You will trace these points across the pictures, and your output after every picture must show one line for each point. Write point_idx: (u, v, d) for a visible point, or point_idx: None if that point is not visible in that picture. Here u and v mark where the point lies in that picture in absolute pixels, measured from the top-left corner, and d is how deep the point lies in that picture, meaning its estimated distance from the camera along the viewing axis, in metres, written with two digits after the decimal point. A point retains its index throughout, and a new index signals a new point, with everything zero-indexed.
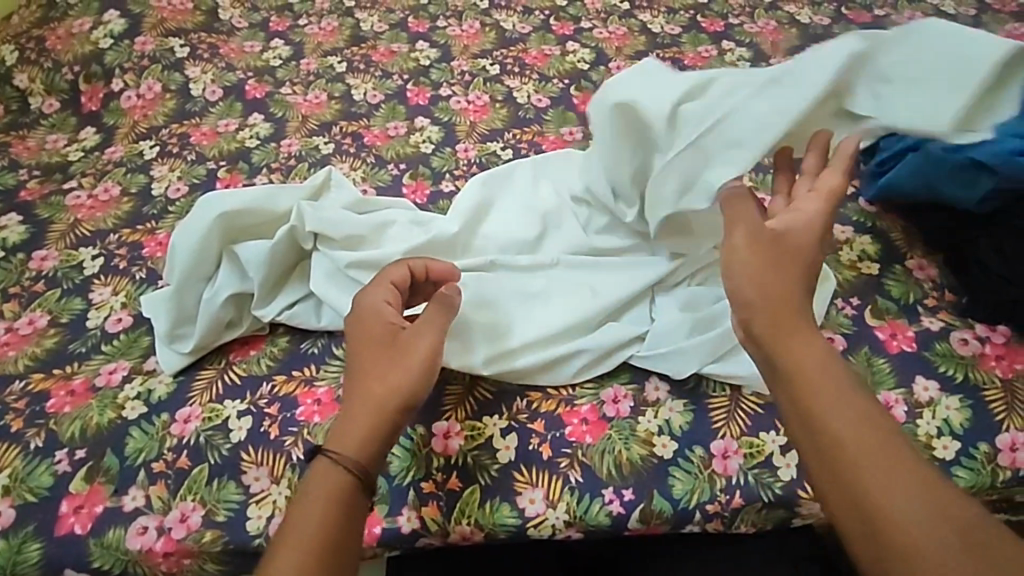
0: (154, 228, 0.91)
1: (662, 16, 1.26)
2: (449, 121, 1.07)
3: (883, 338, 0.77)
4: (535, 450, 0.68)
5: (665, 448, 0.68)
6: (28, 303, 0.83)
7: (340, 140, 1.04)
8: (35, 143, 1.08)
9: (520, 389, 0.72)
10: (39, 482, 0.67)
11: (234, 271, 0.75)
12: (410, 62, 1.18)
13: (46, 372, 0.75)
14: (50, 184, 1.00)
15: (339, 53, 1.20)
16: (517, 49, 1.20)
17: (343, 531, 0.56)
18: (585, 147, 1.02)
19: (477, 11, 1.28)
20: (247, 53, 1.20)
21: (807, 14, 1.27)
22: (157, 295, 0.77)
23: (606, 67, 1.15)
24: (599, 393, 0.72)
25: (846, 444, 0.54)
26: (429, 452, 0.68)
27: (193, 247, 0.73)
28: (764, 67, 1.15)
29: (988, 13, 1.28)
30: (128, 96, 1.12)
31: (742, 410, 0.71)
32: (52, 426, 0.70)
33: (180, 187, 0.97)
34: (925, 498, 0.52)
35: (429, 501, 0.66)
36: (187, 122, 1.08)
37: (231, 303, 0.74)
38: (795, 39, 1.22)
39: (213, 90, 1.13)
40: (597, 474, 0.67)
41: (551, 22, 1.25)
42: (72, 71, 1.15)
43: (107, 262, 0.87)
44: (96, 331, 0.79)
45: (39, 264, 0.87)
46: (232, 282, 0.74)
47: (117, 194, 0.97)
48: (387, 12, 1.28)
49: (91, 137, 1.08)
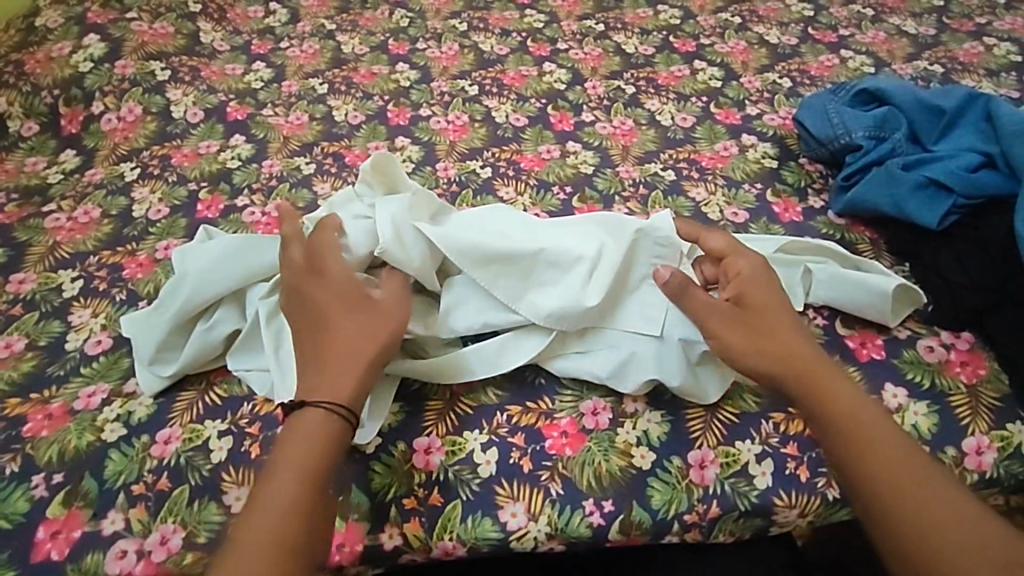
0: (134, 250, 0.91)
1: (636, 37, 1.30)
2: (429, 141, 1.09)
3: (853, 347, 0.79)
4: (516, 463, 0.69)
5: (644, 459, 0.70)
6: (4, 327, 0.82)
7: (321, 160, 1.05)
8: (14, 167, 1.08)
9: (500, 403, 0.73)
10: (16, 509, 0.66)
11: (237, 308, 0.74)
12: (390, 83, 1.20)
13: (23, 396, 0.74)
14: (29, 208, 0.99)
15: (320, 75, 1.22)
16: (495, 70, 1.22)
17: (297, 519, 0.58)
18: (562, 164, 1.04)
19: (456, 33, 1.31)
20: (228, 75, 1.21)
21: (776, 34, 1.31)
22: (145, 314, 0.77)
23: (583, 87, 1.18)
24: (578, 406, 0.73)
25: (852, 436, 0.63)
26: (411, 468, 0.68)
27: (202, 272, 0.74)
28: (736, 86, 1.18)
29: (947, 33, 1.34)
30: (108, 119, 1.13)
31: (718, 421, 0.72)
32: (29, 450, 0.70)
33: (160, 210, 0.98)
34: (941, 511, 0.59)
35: (411, 517, 0.66)
36: (168, 144, 1.08)
37: (225, 339, 0.74)
38: (765, 58, 1.26)
39: (194, 112, 1.14)
40: (578, 486, 0.68)
41: (528, 43, 1.29)
42: (51, 95, 1.15)
43: (87, 285, 0.87)
44: (75, 354, 0.78)
45: (18, 287, 0.87)
46: (230, 320, 0.74)
47: (97, 216, 0.97)
48: (367, 35, 1.31)
49: (71, 160, 1.08)
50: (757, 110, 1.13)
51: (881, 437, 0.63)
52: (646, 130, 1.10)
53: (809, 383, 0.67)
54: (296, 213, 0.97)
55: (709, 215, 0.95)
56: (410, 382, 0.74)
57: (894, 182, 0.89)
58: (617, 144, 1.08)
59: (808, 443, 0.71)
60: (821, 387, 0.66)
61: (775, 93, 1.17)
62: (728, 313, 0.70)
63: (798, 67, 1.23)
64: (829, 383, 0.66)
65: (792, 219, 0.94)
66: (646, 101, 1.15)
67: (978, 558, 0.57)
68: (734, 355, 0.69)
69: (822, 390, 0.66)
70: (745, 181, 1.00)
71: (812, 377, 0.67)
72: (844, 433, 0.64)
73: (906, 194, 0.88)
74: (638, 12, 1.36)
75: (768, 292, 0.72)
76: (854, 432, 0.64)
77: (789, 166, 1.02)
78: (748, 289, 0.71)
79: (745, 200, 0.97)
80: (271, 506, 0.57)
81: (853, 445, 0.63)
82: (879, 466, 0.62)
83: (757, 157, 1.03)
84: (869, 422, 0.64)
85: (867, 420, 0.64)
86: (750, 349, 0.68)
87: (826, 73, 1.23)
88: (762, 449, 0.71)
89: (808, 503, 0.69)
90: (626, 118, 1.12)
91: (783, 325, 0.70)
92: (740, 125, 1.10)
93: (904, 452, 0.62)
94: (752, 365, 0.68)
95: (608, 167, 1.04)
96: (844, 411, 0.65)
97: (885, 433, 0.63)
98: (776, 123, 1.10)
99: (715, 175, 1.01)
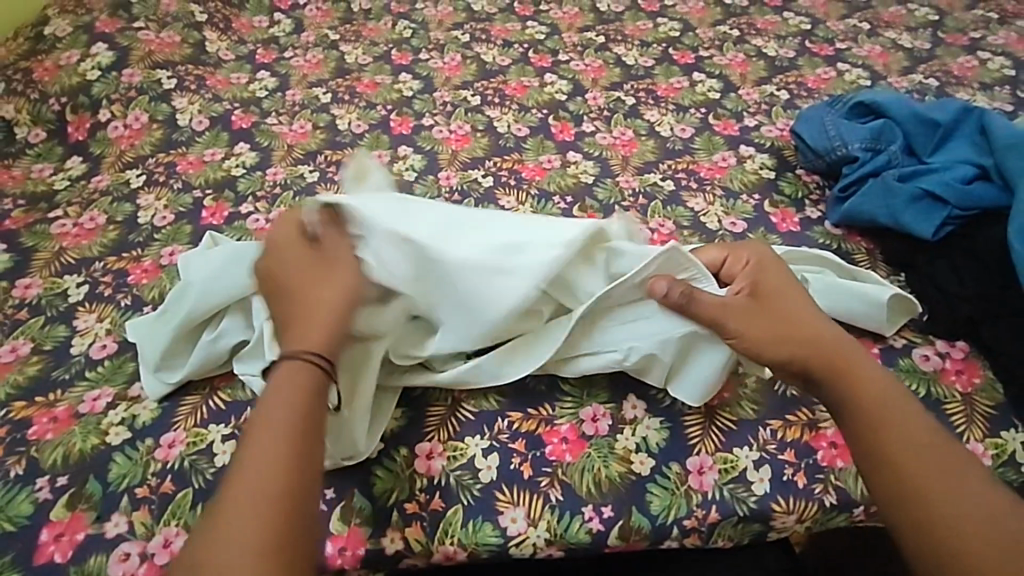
0: (139, 255, 0.92)
1: (636, 49, 1.32)
2: (431, 150, 1.10)
3: None
4: (516, 469, 0.70)
5: (643, 465, 0.70)
6: (10, 331, 0.83)
7: (325, 168, 1.07)
8: (21, 173, 1.09)
9: (501, 409, 0.74)
10: (20, 511, 0.66)
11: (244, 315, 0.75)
12: (393, 93, 1.22)
13: (28, 400, 0.75)
14: (36, 214, 1.00)
15: (324, 84, 1.23)
16: (497, 81, 1.24)
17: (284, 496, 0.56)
18: (563, 174, 1.06)
19: (459, 44, 1.33)
20: (233, 84, 1.23)
21: (774, 47, 1.33)
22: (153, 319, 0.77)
23: (583, 97, 1.20)
24: (578, 412, 0.74)
25: (881, 423, 0.64)
26: (412, 473, 0.69)
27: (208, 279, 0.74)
28: (734, 98, 1.20)
29: (942, 47, 1.36)
30: (115, 126, 1.14)
31: (716, 428, 0.73)
32: (34, 453, 0.70)
33: (165, 216, 0.99)
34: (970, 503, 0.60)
35: (412, 521, 0.67)
36: (173, 151, 1.10)
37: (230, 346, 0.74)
38: (763, 71, 1.27)
39: (200, 120, 1.15)
40: (577, 492, 0.69)
41: (530, 55, 1.31)
42: (59, 103, 1.16)
43: (92, 290, 0.87)
44: (80, 358, 0.79)
45: (24, 291, 0.87)
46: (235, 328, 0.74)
47: (103, 222, 0.98)
48: (371, 46, 1.33)
49: (77, 166, 1.09)
50: (755, 121, 1.15)
51: (914, 427, 0.64)
52: (645, 141, 1.11)
53: (841, 372, 0.67)
54: None
55: (708, 225, 0.97)
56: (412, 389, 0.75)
57: (890, 194, 0.90)
58: (617, 154, 1.09)
59: (805, 450, 0.72)
60: (854, 375, 0.67)
61: (773, 105, 1.19)
62: (745, 308, 0.70)
63: (795, 80, 1.25)
64: (863, 373, 0.67)
65: (790, 230, 0.95)
66: (646, 112, 1.17)
67: (1005, 551, 0.57)
68: (753, 348, 0.69)
69: (853, 381, 0.67)
70: (743, 192, 1.01)
71: (844, 367, 0.68)
72: (875, 418, 0.65)
73: (902, 206, 0.89)
74: (637, 25, 1.39)
75: (784, 288, 0.72)
76: (884, 418, 0.64)
77: (786, 177, 1.03)
78: (764, 282, 0.73)
79: (744, 211, 0.98)
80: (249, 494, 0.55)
81: (884, 429, 0.64)
82: (910, 452, 0.62)
83: (755, 168, 1.05)
84: (896, 410, 0.65)
85: (900, 410, 0.65)
86: (771, 341, 0.68)
87: (823, 85, 1.24)
88: (759, 456, 0.71)
89: (805, 509, 0.69)
90: (626, 128, 1.14)
91: (812, 317, 0.71)
92: (738, 136, 1.12)
93: (937, 444, 0.63)
94: (777, 356, 0.68)
95: (608, 178, 1.05)
96: (877, 400, 0.66)
97: (920, 424, 0.64)
98: (774, 135, 1.12)
99: (713, 185, 1.02)
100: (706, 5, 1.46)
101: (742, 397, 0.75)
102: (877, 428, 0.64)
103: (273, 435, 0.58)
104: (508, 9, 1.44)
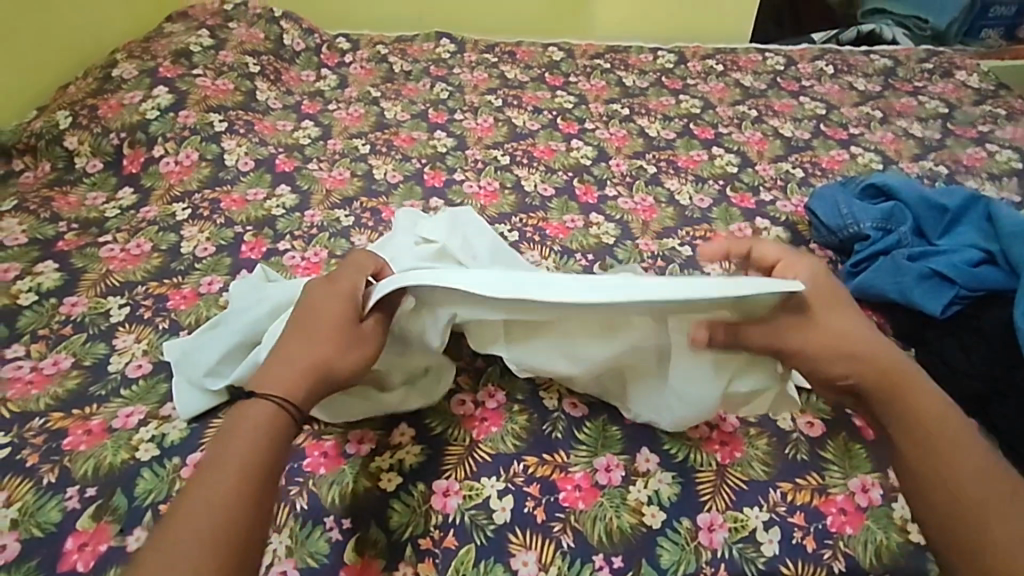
0: (180, 282, 0.97)
1: (659, 122, 1.40)
2: (461, 203, 1.16)
3: (860, 424, 0.81)
4: (530, 512, 0.71)
5: (654, 518, 0.72)
6: (53, 345, 0.86)
7: (360, 214, 1.12)
8: (76, 199, 1.16)
9: (517, 453, 0.76)
10: (48, 518, 0.68)
11: None
12: (428, 148, 1.29)
13: (65, 411, 0.78)
14: (87, 237, 1.06)
15: (364, 136, 1.32)
16: (526, 143, 1.32)
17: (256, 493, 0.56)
18: (585, 234, 1.11)
19: (492, 107, 1.42)
20: (280, 131, 1.32)
21: (790, 128, 1.41)
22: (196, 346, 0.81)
23: (607, 164, 1.27)
24: (592, 461, 0.76)
25: (918, 427, 0.64)
26: (428, 509, 0.71)
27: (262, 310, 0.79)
28: (750, 173, 1.27)
29: (951, 138, 1.43)
30: (167, 162, 1.22)
31: (727, 486, 0.74)
32: (66, 463, 0.73)
33: (207, 248, 1.04)
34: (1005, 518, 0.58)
35: (425, 557, 0.68)
36: (219, 189, 1.17)
37: None
38: (779, 149, 1.35)
39: (246, 162, 1.23)
40: (589, 540, 0.70)
41: (558, 121, 1.39)
42: (118, 137, 1.24)
43: (133, 312, 0.92)
44: (116, 375, 0.83)
45: (69, 309, 0.92)
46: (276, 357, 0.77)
47: (148, 250, 1.04)
48: (409, 104, 1.43)
49: (129, 197, 1.16)
50: (770, 196, 1.21)
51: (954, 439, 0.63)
52: (665, 208, 1.17)
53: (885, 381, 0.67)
54: (333, 260, 1.03)
55: None
56: (433, 427, 0.78)
57: (899, 271, 0.94)
58: (637, 219, 1.14)
59: (815, 514, 0.72)
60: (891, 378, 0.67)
61: (788, 181, 1.25)
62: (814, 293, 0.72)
63: (810, 160, 1.32)
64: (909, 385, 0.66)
65: None
66: (666, 181, 1.23)
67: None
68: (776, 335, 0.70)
69: (895, 387, 0.66)
70: None
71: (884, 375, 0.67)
72: (912, 427, 0.64)
73: (910, 283, 0.93)
74: (660, 100, 1.48)
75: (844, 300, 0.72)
76: (925, 428, 0.64)
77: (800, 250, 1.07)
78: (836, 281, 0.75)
79: None
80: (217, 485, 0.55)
81: (918, 437, 0.63)
82: (940, 459, 0.62)
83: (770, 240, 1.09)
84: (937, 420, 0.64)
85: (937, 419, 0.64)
86: (809, 333, 0.69)
87: (836, 166, 1.31)
88: (769, 517, 0.72)
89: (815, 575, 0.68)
90: (647, 195, 1.20)
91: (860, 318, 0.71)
92: (754, 209, 1.17)
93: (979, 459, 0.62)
94: (801, 342, 0.69)
95: (628, 240, 1.10)
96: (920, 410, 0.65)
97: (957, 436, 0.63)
98: (788, 210, 1.17)
99: None
100: (726, 86, 1.55)
101: (752, 456, 0.77)
102: (909, 433, 0.64)
103: (245, 438, 0.59)
104: (540, 79, 1.54)
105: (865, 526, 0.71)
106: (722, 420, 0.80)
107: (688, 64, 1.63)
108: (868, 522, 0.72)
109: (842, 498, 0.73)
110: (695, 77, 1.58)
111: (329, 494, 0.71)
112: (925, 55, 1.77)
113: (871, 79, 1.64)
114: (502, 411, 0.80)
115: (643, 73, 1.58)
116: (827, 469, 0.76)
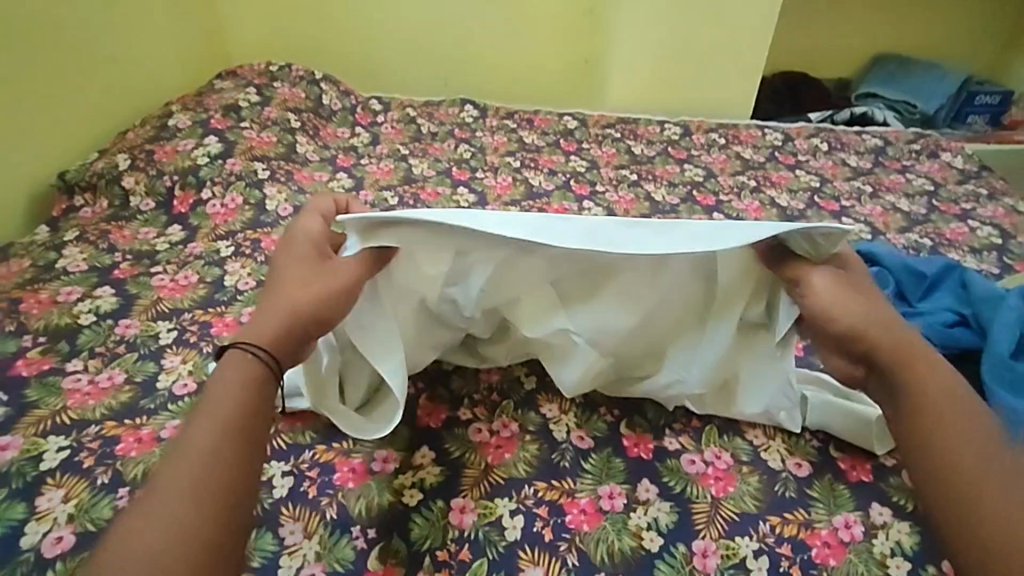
0: (223, 312, 1.07)
1: (664, 188, 1.53)
2: None
3: (844, 468, 0.87)
4: (538, 531, 0.77)
5: (652, 542, 0.78)
6: (108, 361, 0.95)
7: None
8: (130, 233, 1.26)
9: (528, 478, 0.83)
10: (100, 514, 0.75)
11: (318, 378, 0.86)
12: (452, 202, 1.41)
13: (118, 421, 0.86)
14: (139, 267, 1.16)
15: (393, 189, 1.44)
16: (542, 201, 1.43)
17: (223, 484, 0.59)
18: None
19: (511, 168, 1.55)
20: (317, 181, 1.45)
21: (786, 199, 1.53)
22: None
23: None
24: (597, 488, 0.82)
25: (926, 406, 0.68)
26: (446, 523, 0.77)
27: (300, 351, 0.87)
28: None
29: (936, 213, 1.55)
30: (214, 204, 1.34)
31: (721, 517, 0.81)
32: (119, 466, 0.80)
33: (248, 282, 1.14)
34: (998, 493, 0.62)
35: (442, 568, 0.73)
36: (260, 230, 1.28)
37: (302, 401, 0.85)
38: (775, 217, 1.46)
39: (285, 207, 1.34)
40: (592, 560, 0.75)
41: (572, 183, 1.51)
42: (171, 179, 1.36)
43: (180, 336, 1.01)
44: (164, 392, 0.91)
45: (123, 330, 1.01)
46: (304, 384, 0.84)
47: (195, 281, 1.14)
48: (436, 163, 1.56)
49: (177, 234, 1.27)
50: None
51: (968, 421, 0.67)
52: None
53: (906, 362, 0.72)
54: None
55: None
56: (452, 451, 0.85)
57: None
58: None
59: (801, 546, 0.78)
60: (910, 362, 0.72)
61: None
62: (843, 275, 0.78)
63: None
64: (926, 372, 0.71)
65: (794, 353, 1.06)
66: None
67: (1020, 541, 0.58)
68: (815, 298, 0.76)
69: (915, 368, 0.71)
70: None
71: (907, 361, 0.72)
72: (922, 409, 0.69)
73: None
74: (666, 168, 1.61)
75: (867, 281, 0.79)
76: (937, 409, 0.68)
77: None
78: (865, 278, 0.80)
79: None
80: (181, 474, 0.58)
81: (934, 418, 0.68)
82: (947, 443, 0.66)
83: None
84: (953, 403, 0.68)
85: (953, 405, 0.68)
86: (842, 308, 0.75)
87: None
88: (759, 546, 0.78)
89: None
90: None
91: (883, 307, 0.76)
92: None
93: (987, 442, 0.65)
94: (831, 308, 0.75)
95: None
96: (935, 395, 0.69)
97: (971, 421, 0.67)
98: None
99: None
100: (727, 158, 1.69)
101: (743, 490, 0.84)
102: (920, 409, 0.69)
103: (207, 425, 0.62)
104: (555, 144, 1.68)
105: (848, 558, 0.77)
106: (717, 457, 0.87)
107: (692, 137, 1.78)
108: (851, 555, 0.77)
109: (826, 532, 0.80)
110: (698, 149, 1.72)
111: (357, 506, 0.78)
112: (912, 137, 1.91)
113: (862, 157, 1.78)
114: (515, 440, 0.87)
115: (650, 143, 1.72)
116: (813, 506, 0.83)
